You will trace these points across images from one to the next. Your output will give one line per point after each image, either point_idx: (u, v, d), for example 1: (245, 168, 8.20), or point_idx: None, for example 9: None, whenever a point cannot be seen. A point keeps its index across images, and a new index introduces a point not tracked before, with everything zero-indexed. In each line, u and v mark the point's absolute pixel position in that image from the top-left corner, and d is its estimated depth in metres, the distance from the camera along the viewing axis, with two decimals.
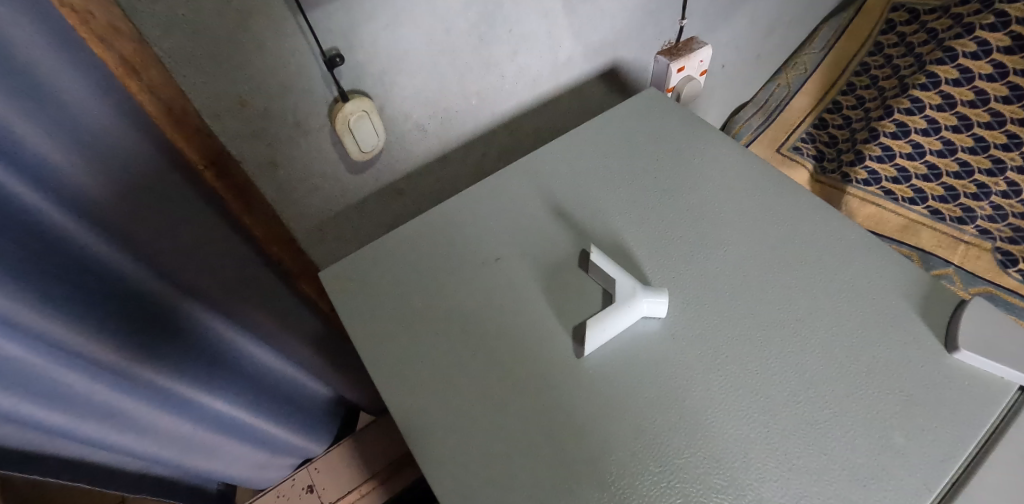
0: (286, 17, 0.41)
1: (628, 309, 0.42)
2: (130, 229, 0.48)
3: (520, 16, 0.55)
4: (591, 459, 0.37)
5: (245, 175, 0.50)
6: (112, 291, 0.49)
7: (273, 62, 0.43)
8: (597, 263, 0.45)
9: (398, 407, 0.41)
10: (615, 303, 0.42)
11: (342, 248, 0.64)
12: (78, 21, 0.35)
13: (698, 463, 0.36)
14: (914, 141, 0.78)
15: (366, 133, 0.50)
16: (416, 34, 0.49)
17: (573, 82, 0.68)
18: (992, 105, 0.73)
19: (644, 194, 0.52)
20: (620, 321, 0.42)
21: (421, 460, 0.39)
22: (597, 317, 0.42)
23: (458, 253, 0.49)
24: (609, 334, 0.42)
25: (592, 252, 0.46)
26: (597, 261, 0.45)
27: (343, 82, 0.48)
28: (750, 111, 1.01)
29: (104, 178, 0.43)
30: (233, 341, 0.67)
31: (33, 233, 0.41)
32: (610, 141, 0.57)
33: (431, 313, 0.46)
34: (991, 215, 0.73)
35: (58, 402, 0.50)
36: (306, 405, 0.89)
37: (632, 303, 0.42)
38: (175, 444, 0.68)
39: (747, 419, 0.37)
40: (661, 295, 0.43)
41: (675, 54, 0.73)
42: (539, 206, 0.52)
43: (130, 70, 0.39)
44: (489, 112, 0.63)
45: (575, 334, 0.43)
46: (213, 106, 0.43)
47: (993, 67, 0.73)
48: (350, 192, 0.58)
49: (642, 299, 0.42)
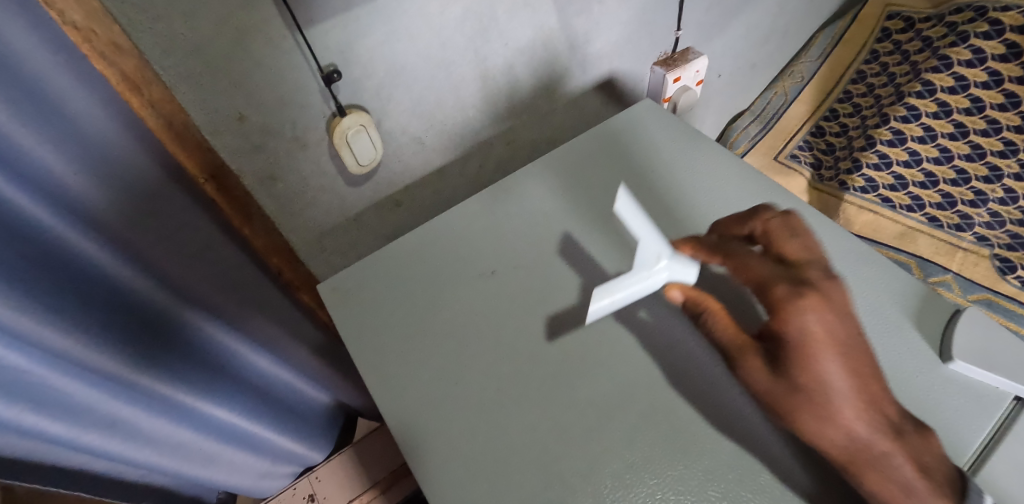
0: (284, 35, 0.41)
1: (648, 273, 0.40)
2: (129, 239, 0.48)
3: (515, 31, 0.55)
4: (586, 471, 0.37)
5: (243, 189, 0.50)
6: (113, 300, 0.50)
7: (271, 79, 0.43)
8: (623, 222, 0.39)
9: (395, 418, 0.41)
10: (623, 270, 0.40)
11: (341, 259, 0.65)
12: (80, 38, 0.36)
13: (693, 474, 0.36)
14: (910, 148, 0.79)
15: (362, 146, 0.51)
16: (413, 49, 0.49)
17: (569, 95, 0.69)
18: (988, 112, 0.74)
19: (640, 206, 0.52)
20: (633, 287, 0.41)
21: (418, 473, 0.39)
22: (609, 290, 0.41)
23: (455, 265, 0.50)
24: (619, 305, 0.41)
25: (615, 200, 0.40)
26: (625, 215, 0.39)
27: (340, 97, 0.48)
28: (747, 120, 1.01)
29: (103, 190, 0.44)
30: (232, 349, 0.68)
31: (34, 243, 0.42)
32: (606, 153, 0.57)
33: (430, 324, 0.46)
34: (988, 221, 0.74)
35: (59, 410, 0.51)
36: (306, 413, 0.89)
37: (652, 270, 0.40)
38: (176, 453, 0.69)
39: (752, 410, 0.39)
40: (690, 271, 0.40)
41: (670, 65, 0.72)
42: (536, 217, 0.52)
43: (131, 86, 0.39)
44: (486, 126, 0.63)
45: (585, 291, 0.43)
46: (211, 122, 0.44)
47: (988, 74, 0.74)
48: (348, 203, 0.59)
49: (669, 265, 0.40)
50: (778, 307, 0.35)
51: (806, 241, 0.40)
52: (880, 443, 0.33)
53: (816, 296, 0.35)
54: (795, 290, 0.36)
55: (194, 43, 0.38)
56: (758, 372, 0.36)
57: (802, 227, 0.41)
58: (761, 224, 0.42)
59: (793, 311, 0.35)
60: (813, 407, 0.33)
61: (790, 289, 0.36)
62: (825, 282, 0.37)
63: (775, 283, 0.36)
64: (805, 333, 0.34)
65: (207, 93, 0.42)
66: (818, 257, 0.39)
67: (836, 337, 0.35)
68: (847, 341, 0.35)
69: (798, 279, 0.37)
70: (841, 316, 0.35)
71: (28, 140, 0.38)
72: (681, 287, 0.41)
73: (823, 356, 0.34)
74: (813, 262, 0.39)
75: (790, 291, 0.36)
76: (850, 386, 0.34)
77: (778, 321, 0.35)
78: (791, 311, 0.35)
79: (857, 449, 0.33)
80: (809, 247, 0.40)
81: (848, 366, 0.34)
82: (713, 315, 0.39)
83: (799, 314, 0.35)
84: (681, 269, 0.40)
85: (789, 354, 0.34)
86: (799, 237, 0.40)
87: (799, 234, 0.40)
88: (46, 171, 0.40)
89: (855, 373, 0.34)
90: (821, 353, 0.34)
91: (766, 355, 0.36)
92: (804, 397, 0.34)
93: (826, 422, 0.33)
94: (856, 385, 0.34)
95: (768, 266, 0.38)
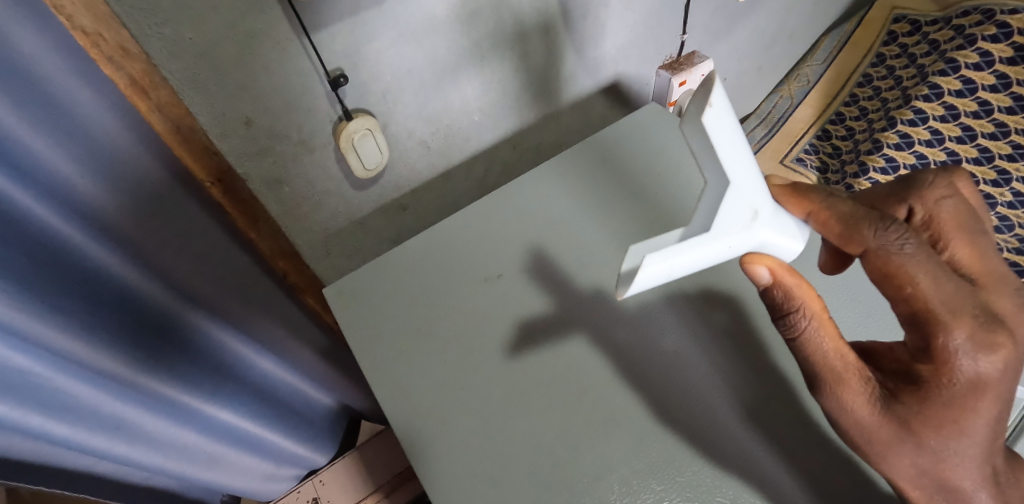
0: (291, 39, 0.41)
1: (738, 238, 0.32)
2: (138, 243, 0.49)
3: (520, 34, 0.55)
4: (592, 476, 0.38)
5: (249, 192, 0.50)
6: (119, 304, 0.50)
7: (279, 83, 0.43)
8: (730, 161, 0.28)
9: (403, 423, 0.42)
10: (709, 231, 0.30)
11: (346, 262, 0.65)
12: (89, 43, 0.36)
13: (700, 481, 0.37)
14: (917, 152, 0.80)
15: (369, 150, 0.51)
16: (419, 53, 0.49)
17: (574, 99, 0.69)
18: (995, 116, 0.76)
19: (646, 210, 0.52)
20: (712, 252, 0.31)
21: (425, 480, 0.39)
22: (672, 255, 0.30)
23: (462, 269, 0.50)
24: (680, 275, 0.31)
25: (726, 114, 0.28)
26: (737, 147, 0.28)
27: (347, 101, 0.48)
28: (753, 123, 1.00)
29: (112, 194, 0.44)
30: (237, 352, 0.68)
31: (43, 247, 0.42)
32: (612, 157, 0.56)
33: (437, 327, 0.46)
34: (997, 225, 0.76)
35: (65, 413, 0.51)
36: (311, 417, 0.90)
37: (733, 226, 0.31)
38: (181, 455, 0.69)
39: (738, 407, 0.40)
40: (785, 239, 0.34)
41: (676, 68, 0.71)
42: (541, 221, 0.52)
43: (139, 90, 0.39)
44: (491, 130, 0.63)
45: (638, 256, 0.30)
46: (219, 126, 0.44)
47: (996, 77, 0.77)
48: (354, 207, 0.59)
49: (768, 230, 0.32)
50: (944, 357, 0.31)
51: (980, 239, 0.35)
52: (969, 494, 0.33)
53: (1003, 347, 0.31)
54: (981, 339, 0.30)
55: (202, 48, 0.38)
56: (863, 407, 0.33)
57: (974, 217, 0.36)
58: (925, 208, 0.37)
59: (961, 367, 0.31)
60: (918, 457, 0.33)
61: (974, 340, 0.30)
62: (1003, 313, 0.33)
63: (957, 321, 0.31)
64: (958, 393, 0.31)
65: (216, 98, 0.42)
66: (994, 266, 0.34)
67: (998, 397, 0.31)
68: (1004, 397, 0.32)
69: (987, 316, 0.31)
70: (1012, 369, 0.31)
71: (37, 144, 0.38)
72: (770, 265, 0.33)
73: (967, 418, 0.31)
74: (989, 268, 0.34)
75: (970, 344, 0.30)
76: (979, 440, 0.32)
77: (932, 365, 0.32)
78: (956, 362, 0.31)
79: (944, 492, 0.33)
80: (988, 248, 0.35)
81: (990, 421, 0.32)
82: (809, 320, 0.33)
83: (966, 371, 0.31)
84: (776, 237, 0.33)
85: (925, 403, 0.32)
86: (971, 236, 0.36)
87: (974, 232, 0.36)
88: (55, 175, 0.40)
89: (991, 430, 0.32)
90: (966, 414, 0.31)
91: (883, 391, 0.33)
92: (915, 448, 0.32)
93: (919, 470, 0.33)
94: (987, 440, 0.32)
95: (947, 281, 0.31)
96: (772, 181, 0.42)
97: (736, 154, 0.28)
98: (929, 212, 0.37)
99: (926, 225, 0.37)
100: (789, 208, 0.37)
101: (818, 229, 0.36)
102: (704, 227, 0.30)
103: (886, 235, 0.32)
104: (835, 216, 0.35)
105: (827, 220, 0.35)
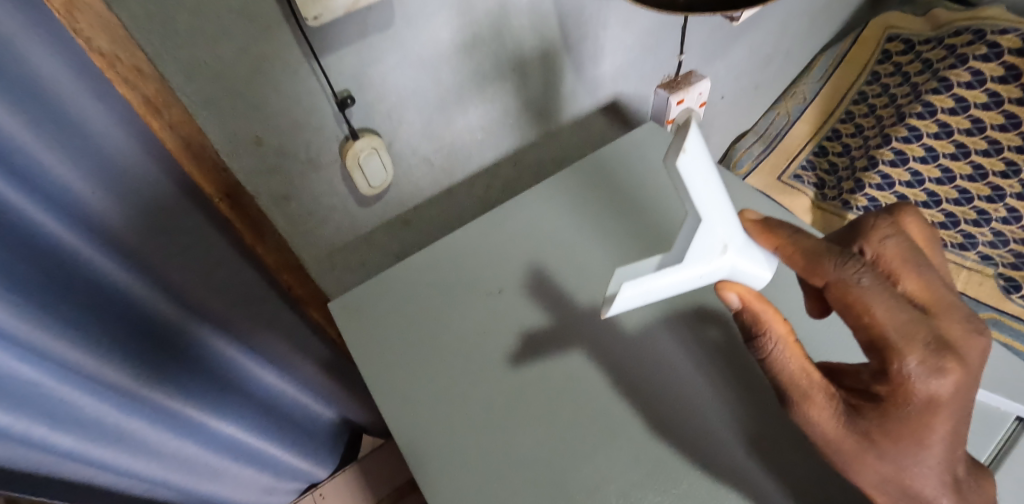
0: (300, 61, 0.43)
1: (709, 266, 0.33)
2: (146, 256, 0.50)
3: (522, 54, 0.57)
4: (591, 488, 0.38)
5: (257, 207, 0.52)
6: (125, 315, 0.51)
7: (287, 103, 0.45)
8: (700, 197, 0.28)
9: (404, 434, 0.43)
10: (683, 260, 0.32)
11: (351, 277, 0.66)
12: (105, 64, 0.37)
13: (697, 493, 0.38)
14: (912, 168, 0.82)
15: (374, 168, 0.52)
16: (423, 75, 0.51)
17: (574, 117, 0.70)
18: (988, 132, 0.80)
19: (642, 228, 0.53)
20: (685, 280, 0.33)
21: (426, 490, 0.40)
22: (643, 283, 0.32)
23: (464, 284, 0.51)
24: (657, 299, 0.34)
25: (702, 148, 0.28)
26: (709, 182, 0.28)
27: (354, 120, 0.50)
28: (750, 139, 1.00)
29: (121, 209, 0.46)
30: (243, 366, 0.68)
31: (53, 259, 0.44)
32: (611, 173, 0.58)
33: (437, 342, 0.47)
34: (991, 241, 0.75)
35: (69, 424, 0.52)
36: (313, 430, 0.90)
37: (707, 257, 0.32)
38: (183, 467, 0.69)
39: (728, 419, 0.41)
40: (754, 266, 0.36)
41: (674, 87, 0.72)
42: (541, 239, 0.53)
43: (153, 108, 0.41)
44: (494, 147, 0.65)
45: (617, 282, 0.33)
46: (229, 144, 0.45)
47: (988, 95, 0.82)
48: (358, 223, 0.60)
49: (738, 257, 0.34)
50: (898, 379, 0.31)
51: (928, 273, 0.35)
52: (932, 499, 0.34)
53: (954, 370, 0.31)
54: (931, 364, 0.31)
55: (216, 70, 0.39)
56: (828, 421, 0.34)
57: (918, 251, 0.36)
58: (872, 248, 0.36)
59: (915, 389, 0.31)
60: (880, 466, 0.33)
61: (926, 365, 0.31)
62: (954, 339, 0.33)
63: (909, 347, 0.31)
64: (914, 411, 0.31)
65: (228, 118, 0.43)
66: (944, 295, 0.34)
67: (953, 414, 0.32)
68: (959, 414, 0.32)
69: (938, 342, 0.31)
70: (965, 387, 0.31)
71: (50, 159, 0.40)
72: (740, 293, 0.34)
73: (925, 433, 0.32)
74: (941, 300, 0.34)
75: (922, 368, 0.31)
76: (941, 452, 0.32)
77: (888, 385, 0.32)
78: (909, 383, 0.31)
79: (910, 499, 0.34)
80: (937, 281, 0.35)
81: (947, 436, 0.32)
82: (775, 343, 0.34)
83: (920, 393, 0.31)
84: (745, 264, 0.35)
85: (884, 420, 0.32)
86: (918, 269, 0.35)
87: (924, 267, 0.35)
88: (69, 189, 0.42)
89: (949, 442, 0.32)
90: (924, 430, 0.32)
91: (846, 406, 0.34)
92: (877, 459, 0.33)
93: (882, 476, 0.34)
94: (947, 453, 0.33)
95: (900, 311, 0.31)
96: (741, 210, 0.41)
97: (708, 190, 0.29)
98: (875, 252, 0.36)
99: (874, 263, 0.36)
100: (757, 240, 0.38)
101: (786, 261, 0.37)
102: (678, 256, 0.32)
103: (844, 269, 0.33)
104: (800, 251, 0.36)
105: (792, 254, 0.36)
